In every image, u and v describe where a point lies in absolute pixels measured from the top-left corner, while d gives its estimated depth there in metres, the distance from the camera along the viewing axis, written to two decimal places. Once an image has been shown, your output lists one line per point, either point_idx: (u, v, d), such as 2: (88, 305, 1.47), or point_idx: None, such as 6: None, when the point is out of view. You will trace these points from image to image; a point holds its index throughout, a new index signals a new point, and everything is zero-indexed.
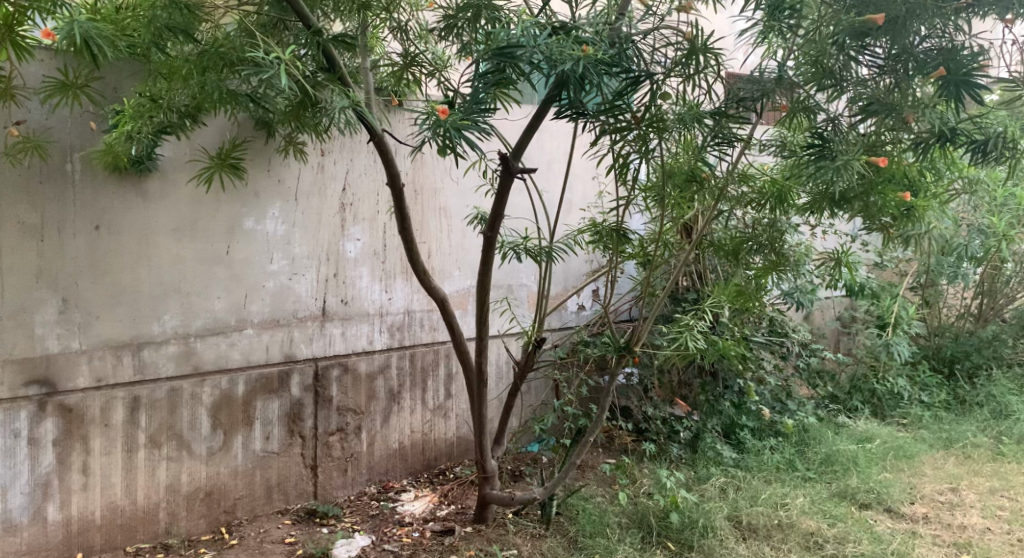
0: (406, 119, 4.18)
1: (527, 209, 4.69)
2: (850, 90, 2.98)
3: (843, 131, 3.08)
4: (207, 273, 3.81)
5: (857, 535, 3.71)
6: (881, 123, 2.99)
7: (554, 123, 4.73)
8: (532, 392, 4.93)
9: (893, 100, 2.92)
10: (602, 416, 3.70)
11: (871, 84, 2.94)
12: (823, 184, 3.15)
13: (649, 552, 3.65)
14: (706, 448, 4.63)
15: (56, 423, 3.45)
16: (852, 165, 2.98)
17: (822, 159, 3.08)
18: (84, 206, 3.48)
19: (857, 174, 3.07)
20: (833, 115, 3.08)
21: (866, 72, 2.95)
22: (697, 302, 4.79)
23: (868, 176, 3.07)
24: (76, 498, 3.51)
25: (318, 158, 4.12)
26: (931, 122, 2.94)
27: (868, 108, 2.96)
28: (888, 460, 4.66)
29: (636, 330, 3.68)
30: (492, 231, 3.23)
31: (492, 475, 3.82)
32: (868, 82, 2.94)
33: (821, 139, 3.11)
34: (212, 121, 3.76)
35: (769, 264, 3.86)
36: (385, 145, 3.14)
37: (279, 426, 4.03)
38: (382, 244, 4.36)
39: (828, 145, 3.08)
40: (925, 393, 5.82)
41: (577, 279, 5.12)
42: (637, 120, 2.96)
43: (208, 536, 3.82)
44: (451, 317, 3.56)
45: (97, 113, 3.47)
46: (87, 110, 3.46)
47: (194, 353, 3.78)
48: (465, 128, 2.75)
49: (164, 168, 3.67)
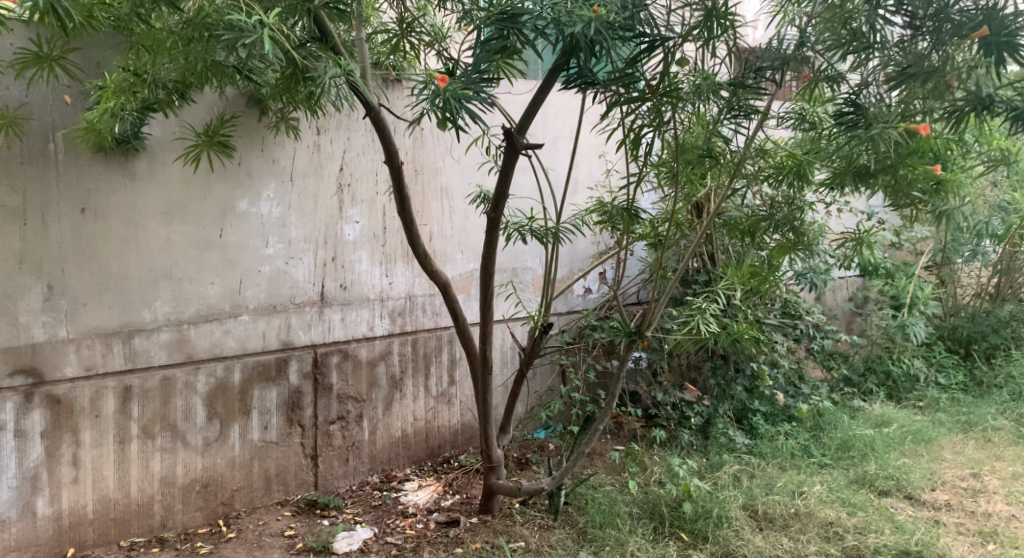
0: (404, 93, 4.00)
1: (532, 188, 4.54)
2: (880, 55, 2.82)
3: (876, 98, 2.91)
4: (200, 257, 3.66)
5: (879, 525, 3.55)
6: (914, 91, 2.79)
7: (560, 98, 4.56)
8: (539, 377, 4.80)
9: (930, 65, 2.73)
10: (611, 403, 3.55)
11: (903, 48, 2.77)
12: (847, 158, 2.99)
13: (661, 543, 3.50)
14: (718, 434, 4.48)
15: (44, 414, 3.31)
16: (887, 133, 2.80)
17: (855, 127, 2.92)
18: (68, 187, 3.33)
19: (895, 144, 2.87)
20: (864, 79, 2.92)
21: (900, 35, 2.78)
22: (708, 284, 4.64)
23: (907, 145, 2.86)
24: (66, 492, 3.38)
25: (314, 136, 3.96)
26: (972, 87, 2.72)
27: (902, 73, 2.78)
28: (906, 445, 4.51)
29: (647, 313, 3.51)
30: (496, 211, 3.07)
31: (498, 465, 3.68)
32: (900, 46, 2.77)
33: (854, 105, 2.96)
34: (201, 97, 3.59)
35: (789, 242, 3.67)
36: (382, 120, 2.98)
37: (277, 415, 3.89)
38: (382, 226, 4.21)
39: (861, 113, 2.93)
40: (942, 375, 5.69)
41: (584, 262, 4.97)
42: (652, 90, 2.78)
43: (205, 529, 3.70)
44: (453, 302, 3.41)
45: (77, 89, 3.31)
46: (64, 83, 3.29)
47: (188, 341, 3.64)
48: (465, 98, 2.57)
49: (152, 147, 3.51)
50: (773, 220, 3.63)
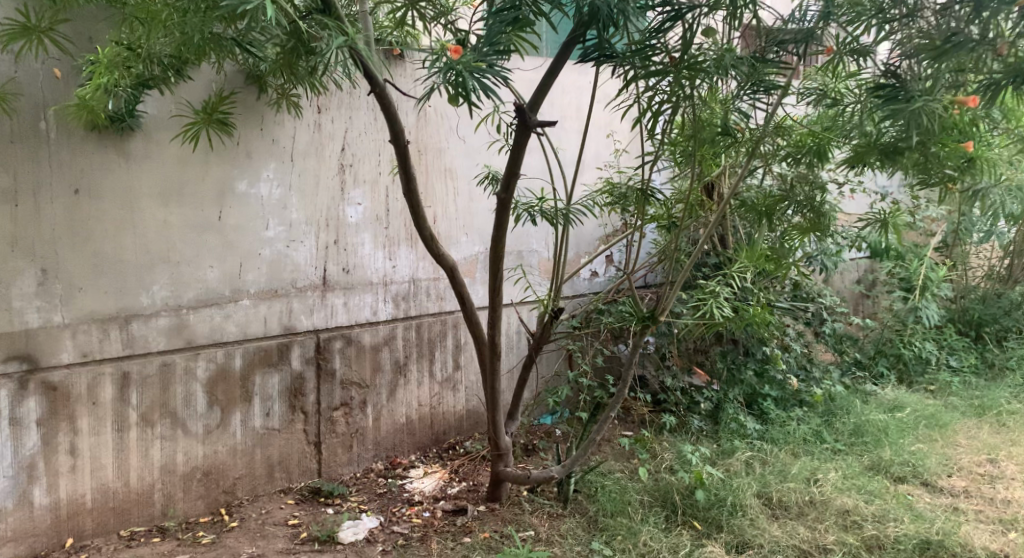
0: (409, 70, 3.88)
1: (541, 168, 4.42)
2: (921, 22, 2.69)
3: (919, 71, 2.75)
4: (198, 240, 3.55)
5: (898, 514, 3.47)
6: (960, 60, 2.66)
7: (568, 77, 4.45)
8: (546, 362, 4.71)
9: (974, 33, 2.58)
10: (624, 390, 3.44)
11: (947, 14, 2.63)
12: (874, 125, 2.93)
13: (674, 532, 3.42)
14: (728, 419, 4.39)
15: (39, 401, 3.21)
16: (929, 108, 2.67)
17: (894, 100, 2.75)
18: (61, 168, 3.22)
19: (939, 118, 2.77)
20: (904, 44, 2.74)
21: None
22: (719, 267, 4.56)
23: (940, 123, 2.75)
24: (64, 480, 3.29)
25: (315, 115, 3.84)
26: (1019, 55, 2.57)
27: (947, 41, 2.61)
28: (920, 430, 4.43)
29: (661, 297, 3.41)
30: (506, 193, 2.95)
31: (506, 453, 3.59)
32: (945, 10, 2.63)
33: (895, 77, 2.79)
34: (199, 74, 3.48)
35: (809, 222, 3.56)
36: (387, 98, 2.86)
37: (280, 401, 3.80)
38: (385, 208, 4.10)
39: (904, 85, 2.76)
40: (953, 358, 5.59)
41: (591, 245, 4.86)
42: (673, 62, 2.67)
43: (207, 518, 3.61)
44: (461, 285, 3.30)
45: (69, 64, 3.19)
46: (54, 56, 3.16)
47: (187, 326, 3.54)
48: (477, 71, 2.47)
49: (148, 126, 3.39)
50: (793, 199, 3.51)
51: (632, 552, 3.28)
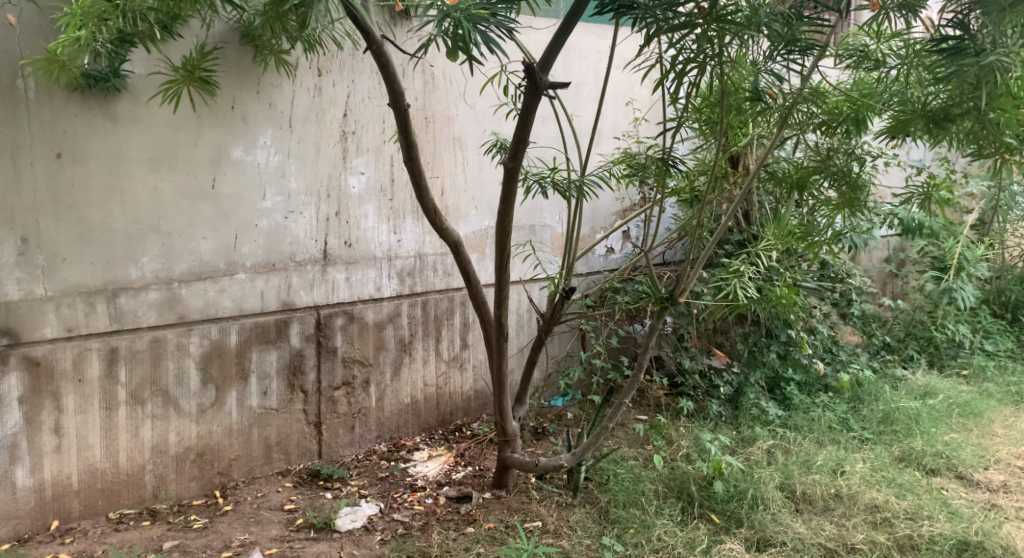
0: (411, 30, 3.64)
1: (553, 138, 4.19)
2: None
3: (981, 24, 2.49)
4: (191, 209, 3.36)
5: (932, 511, 3.25)
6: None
7: (584, 40, 4.20)
8: (557, 342, 4.50)
9: None
10: (640, 374, 3.21)
11: None
12: (928, 79, 2.71)
13: (691, 526, 3.22)
14: (749, 404, 4.17)
15: (21, 378, 3.05)
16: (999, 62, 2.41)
17: (961, 55, 2.50)
18: (42, 130, 3.03)
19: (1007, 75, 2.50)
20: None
21: None
22: (743, 244, 4.35)
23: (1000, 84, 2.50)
24: (49, 461, 3.13)
25: (316, 78, 3.61)
26: None
27: None
28: (954, 419, 4.19)
29: (682, 276, 3.16)
30: (514, 161, 2.71)
31: (513, 438, 3.40)
32: None
33: (962, 27, 2.52)
34: (186, 29, 3.26)
35: (844, 197, 3.25)
36: (385, 58, 2.65)
37: (277, 380, 3.63)
38: (390, 178, 3.88)
39: (970, 36, 2.50)
40: (988, 342, 5.33)
41: (607, 220, 4.62)
42: (702, 12, 2.43)
43: (200, 500, 3.46)
44: (466, 261, 3.07)
45: (36, 11, 2.97)
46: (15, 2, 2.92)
47: (179, 301, 3.35)
48: (480, 20, 2.26)
49: (135, 87, 3.19)
50: (826, 171, 3.23)
51: (645, 547, 3.08)
